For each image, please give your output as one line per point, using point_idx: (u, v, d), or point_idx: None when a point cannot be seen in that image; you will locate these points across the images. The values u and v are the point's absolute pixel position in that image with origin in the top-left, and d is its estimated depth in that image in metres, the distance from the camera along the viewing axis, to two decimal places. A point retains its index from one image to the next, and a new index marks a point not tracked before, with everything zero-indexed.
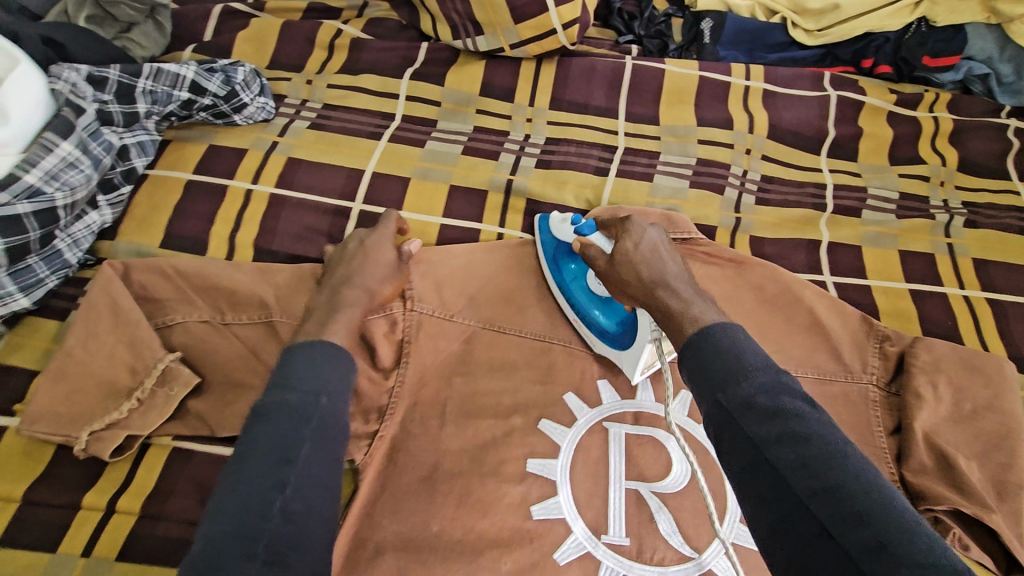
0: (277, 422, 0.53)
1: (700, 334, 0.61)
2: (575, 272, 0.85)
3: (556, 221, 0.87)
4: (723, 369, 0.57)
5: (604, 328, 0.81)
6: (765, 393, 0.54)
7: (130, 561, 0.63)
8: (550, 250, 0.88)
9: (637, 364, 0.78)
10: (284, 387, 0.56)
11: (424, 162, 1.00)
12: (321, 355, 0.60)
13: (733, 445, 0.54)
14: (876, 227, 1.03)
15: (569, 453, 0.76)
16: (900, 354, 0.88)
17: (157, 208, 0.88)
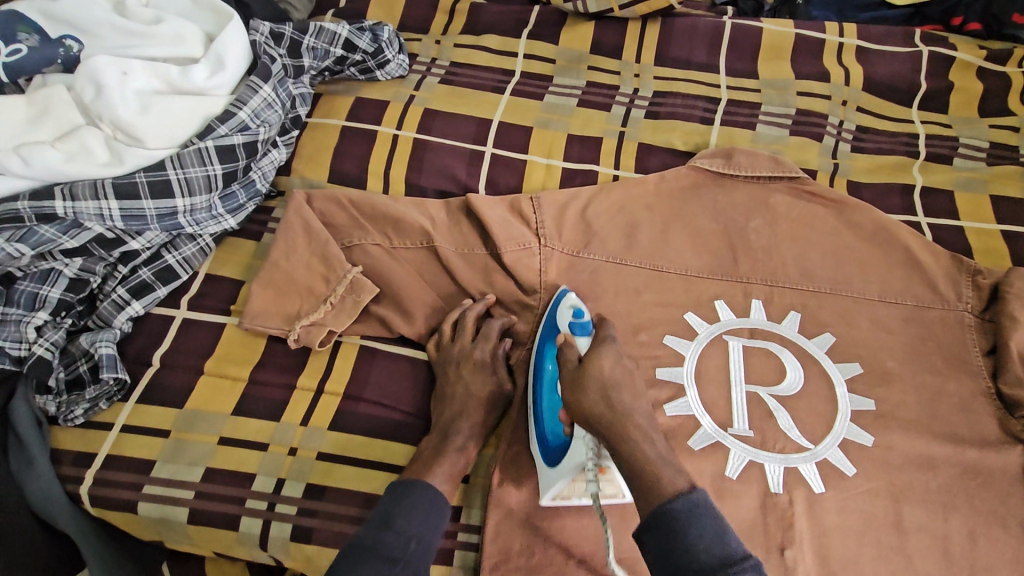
0: (390, 531, 0.63)
1: (684, 507, 0.59)
2: (548, 373, 0.79)
3: (562, 306, 0.82)
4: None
5: (542, 432, 0.76)
6: (750, 570, 0.55)
7: (338, 431, 0.77)
8: (545, 334, 0.82)
9: (549, 490, 0.73)
10: (403, 506, 0.65)
11: (544, 113, 1.09)
12: (426, 491, 0.67)
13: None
14: (967, 173, 1.09)
15: (693, 361, 0.87)
16: (992, 286, 0.94)
17: (321, 150, 1.00)
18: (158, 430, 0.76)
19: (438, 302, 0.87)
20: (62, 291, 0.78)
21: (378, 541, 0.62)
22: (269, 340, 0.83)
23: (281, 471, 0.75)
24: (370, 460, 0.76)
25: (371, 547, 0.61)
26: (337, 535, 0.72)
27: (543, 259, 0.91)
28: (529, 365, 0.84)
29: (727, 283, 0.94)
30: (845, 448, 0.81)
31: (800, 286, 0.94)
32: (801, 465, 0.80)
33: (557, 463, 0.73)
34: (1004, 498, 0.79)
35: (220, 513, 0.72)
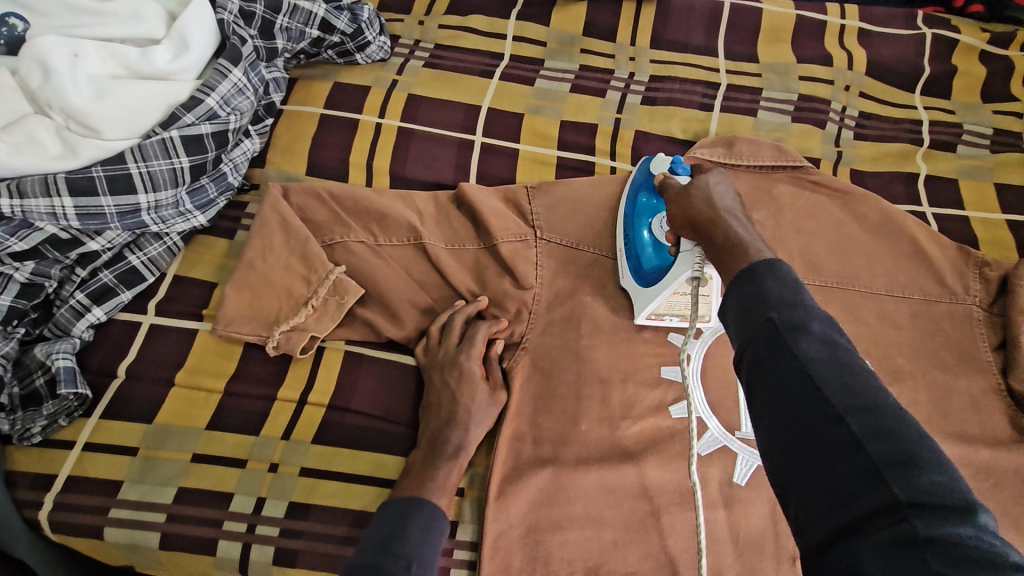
0: (388, 554, 0.57)
1: (761, 264, 0.55)
2: (641, 206, 0.83)
3: (659, 156, 0.83)
4: (789, 343, 0.49)
5: (635, 253, 0.81)
6: (818, 331, 0.49)
7: (323, 444, 0.72)
8: (637, 178, 0.86)
9: (645, 308, 0.79)
10: (400, 531, 0.60)
11: (536, 99, 1.04)
12: (424, 513, 0.63)
13: (767, 365, 0.49)
14: (972, 161, 1.06)
15: (699, 360, 0.82)
16: (1002, 278, 0.91)
17: (297, 141, 0.94)
18: (124, 448, 0.70)
19: (427, 302, 0.82)
20: (13, 297, 0.71)
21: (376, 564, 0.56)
22: (245, 347, 0.77)
23: (261, 489, 0.69)
24: (358, 475, 0.71)
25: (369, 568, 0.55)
26: (324, 556, 0.67)
27: (540, 256, 0.86)
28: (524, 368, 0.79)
29: None
30: None
31: (806, 280, 0.91)
32: None
33: (659, 278, 0.77)
34: (1017, 499, 0.77)
35: (195, 537, 0.67)
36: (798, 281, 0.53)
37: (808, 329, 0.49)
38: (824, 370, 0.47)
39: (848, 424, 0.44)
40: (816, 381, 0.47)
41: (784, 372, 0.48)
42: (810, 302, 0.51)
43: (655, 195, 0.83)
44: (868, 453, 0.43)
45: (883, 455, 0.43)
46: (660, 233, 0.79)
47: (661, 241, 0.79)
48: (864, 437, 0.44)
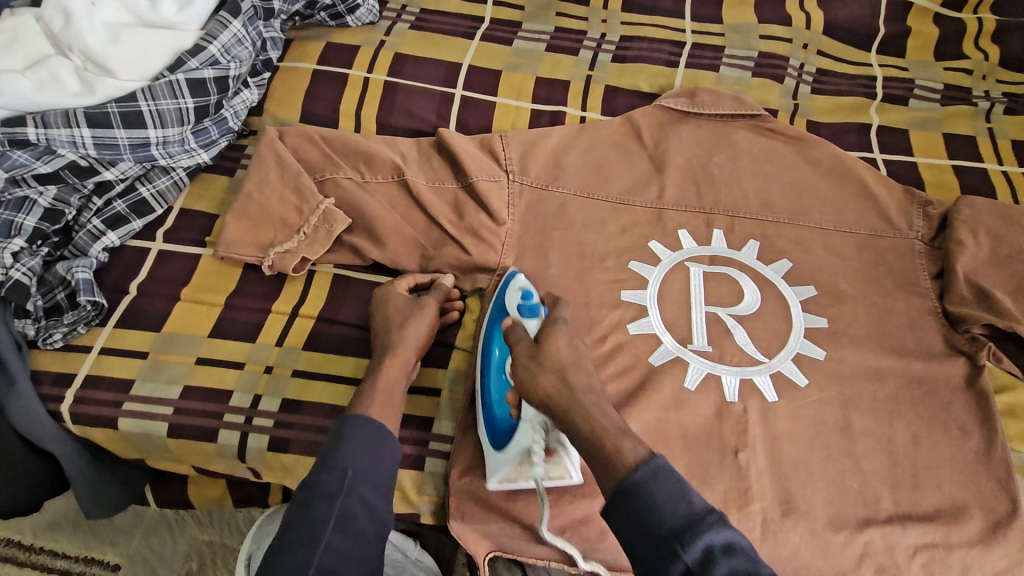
0: (326, 470, 0.62)
1: (646, 472, 0.58)
2: (493, 359, 0.79)
3: (511, 287, 0.83)
4: (647, 502, 0.56)
5: (489, 416, 0.76)
6: (722, 549, 0.53)
7: (311, 351, 0.80)
8: (492, 317, 0.82)
9: (499, 471, 0.73)
10: (340, 444, 0.64)
11: (513, 58, 1.12)
12: (357, 427, 0.66)
13: (630, 523, 0.56)
14: (922, 113, 1.14)
15: (656, 284, 0.90)
16: (942, 216, 0.98)
17: (293, 93, 1.02)
18: (136, 352, 0.79)
19: (408, 232, 0.89)
20: (37, 220, 0.80)
21: (315, 480, 0.61)
22: (243, 269, 0.85)
23: (258, 387, 0.77)
24: (344, 377, 0.79)
25: (310, 488, 0.61)
26: (312, 445, 0.75)
27: (511, 194, 0.96)
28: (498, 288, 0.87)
29: (689, 214, 0.97)
30: (799, 362, 0.84)
31: (759, 216, 0.98)
32: (756, 377, 0.83)
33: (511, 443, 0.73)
34: (946, 406, 0.83)
35: (199, 427, 0.75)
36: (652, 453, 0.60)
37: (660, 485, 0.57)
38: (673, 515, 0.55)
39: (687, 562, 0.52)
40: (669, 537, 0.54)
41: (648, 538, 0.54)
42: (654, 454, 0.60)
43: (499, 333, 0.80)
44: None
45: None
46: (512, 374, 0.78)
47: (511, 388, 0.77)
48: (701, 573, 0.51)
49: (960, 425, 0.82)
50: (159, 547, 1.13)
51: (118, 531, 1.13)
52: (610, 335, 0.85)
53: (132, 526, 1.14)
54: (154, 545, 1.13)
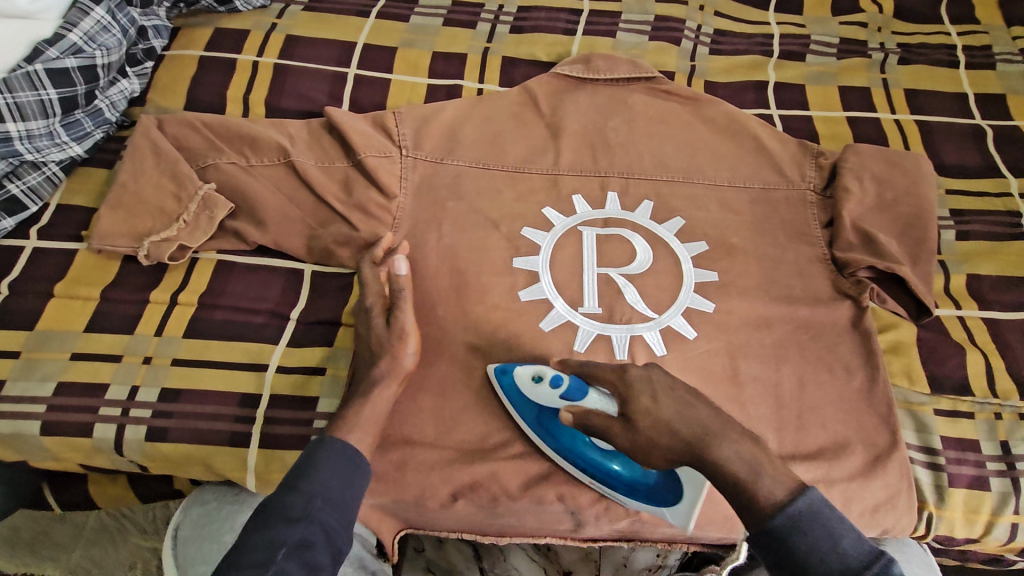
0: (294, 490, 0.60)
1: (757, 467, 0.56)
2: (579, 442, 0.74)
3: (524, 381, 0.74)
4: (737, 477, 0.57)
5: (622, 486, 0.73)
6: (812, 526, 0.54)
7: (192, 339, 0.79)
8: (532, 414, 0.76)
9: (690, 520, 0.69)
10: (316, 466, 0.62)
11: (409, 34, 1.11)
12: (337, 450, 0.64)
13: (735, 489, 0.57)
14: (818, 68, 1.16)
15: (549, 250, 0.90)
16: (833, 166, 1.00)
17: (176, 80, 1.00)
18: (8, 352, 0.76)
19: (294, 213, 0.88)
20: None
21: (280, 503, 0.59)
22: (123, 262, 0.84)
23: (136, 378, 0.76)
24: (227, 363, 0.78)
25: (275, 508, 0.59)
26: (194, 431, 0.74)
27: (404, 170, 0.95)
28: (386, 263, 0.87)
29: (584, 178, 0.98)
30: (689, 316, 0.86)
31: (655, 177, 0.99)
32: (646, 332, 0.85)
33: (678, 495, 0.69)
34: (832, 348, 0.86)
35: (75, 423, 0.73)
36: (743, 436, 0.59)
37: (760, 459, 0.57)
38: (767, 488, 0.56)
39: (776, 525, 0.54)
40: (800, 555, 0.53)
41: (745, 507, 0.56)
42: (744, 436, 0.59)
43: (555, 428, 0.74)
44: (804, 565, 0.53)
45: (822, 572, 0.52)
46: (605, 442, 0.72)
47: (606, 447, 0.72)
48: (787, 534, 0.54)
49: (844, 365, 0.85)
50: (101, 558, 1.08)
51: (57, 545, 1.08)
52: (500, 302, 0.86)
53: (72, 539, 1.08)
54: (94, 556, 1.08)
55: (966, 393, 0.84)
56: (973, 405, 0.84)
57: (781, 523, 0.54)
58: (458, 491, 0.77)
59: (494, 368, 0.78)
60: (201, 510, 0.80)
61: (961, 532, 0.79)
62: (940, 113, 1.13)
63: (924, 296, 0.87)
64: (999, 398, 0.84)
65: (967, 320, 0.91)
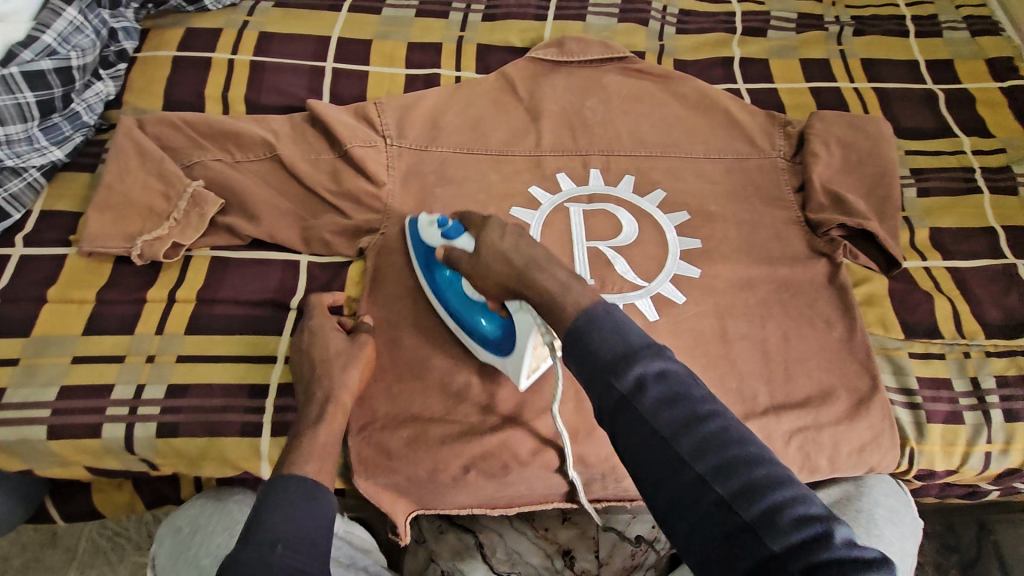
0: (249, 543, 0.54)
1: (587, 319, 0.55)
2: (447, 280, 0.79)
3: (424, 225, 0.79)
4: (637, 400, 0.51)
5: (472, 331, 0.77)
6: (655, 377, 0.52)
7: (194, 335, 0.79)
8: (421, 255, 0.82)
9: (519, 373, 0.74)
10: (270, 509, 0.57)
11: (383, 27, 1.12)
12: (281, 494, 0.58)
13: (630, 422, 0.51)
14: (780, 43, 1.21)
15: (539, 228, 0.93)
16: (800, 133, 1.05)
17: (152, 82, 0.99)
18: (5, 360, 0.76)
19: (284, 205, 0.88)
20: None
21: (238, 558, 0.52)
22: (115, 264, 0.83)
23: (141, 377, 0.76)
24: (232, 355, 0.78)
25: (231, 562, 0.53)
26: (203, 424, 0.74)
27: (390, 158, 0.97)
28: (377, 249, 0.87)
29: (566, 157, 1.01)
30: (677, 282, 0.90)
31: (633, 153, 1.02)
32: (637, 300, 0.88)
33: (513, 346, 0.73)
34: (811, 304, 0.91)
35: (81, 425, 0.73)
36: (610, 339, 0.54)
37: (664, 385, 0.52)
38: (669, 420, 0.50)
39: (623, 388, 0.52)
40: (606, 371, 0.53)
41: (641, 429, 0.51)
42: (658, 359, 0.53)
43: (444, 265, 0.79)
44: (643, 412, 0.51)
45: (653, 402, 0.51)
46: (474, 293, 0.76)
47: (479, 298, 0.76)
48: (714, 472, 0.48)
49: (824, 318, 0.90)
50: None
51: (51, 568, 1.05)
52: None
53: (66, 561, 1.06)
54: None
55: (936, 336, 0.90)
56: (944, 346, 0.90)
57: (707, 465, 0.49)
58: (469, 464, 0.78)
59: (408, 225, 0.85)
60: (176, 537, 0.77)
61: (942, 464, 0.84)
62: (895, 79, 1.19)
63: (891, 249, 0.93)
64: (967, 338, 0.90)
65: (933, 269, 0.97)
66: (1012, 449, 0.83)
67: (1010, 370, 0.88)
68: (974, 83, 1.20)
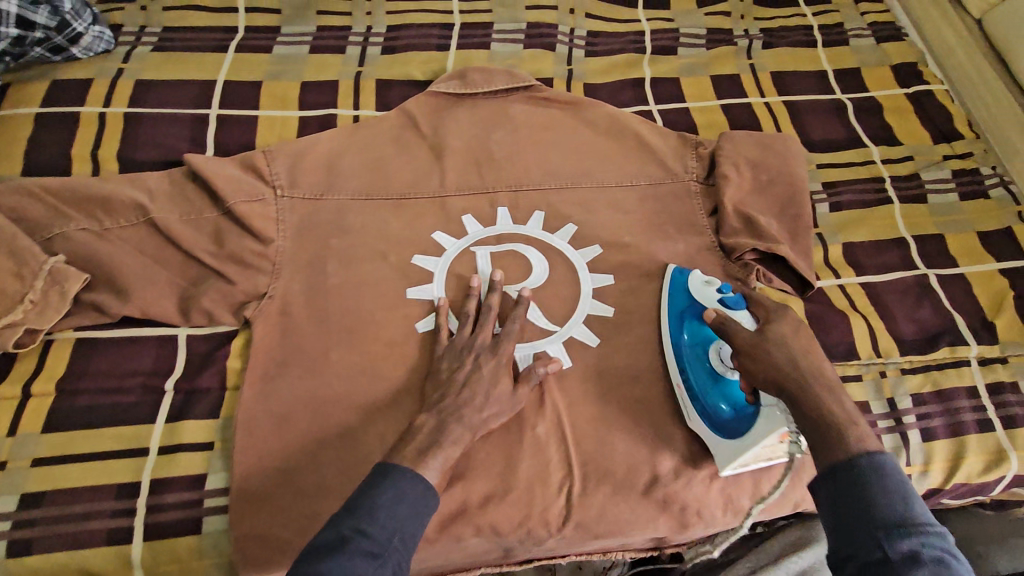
0: (374, 520, 0.59)
1: (863, 455, 0.58)
2: (688, 344, 0.82)
3: (697, 283, 0.86)
4: (833, 415, 0.62)
5: (705, 408, 0.78)
6: (889, 478, 0.56)
7: (55, 432, 0.73)
8: (679, 306, 0.86)
9: (733, 462, 0.76)
10: (396, 495, 0.62)
11: (274, 66, 1.06)
12: (412, 484, 0.63)
13: (816, 420, 0.62)
14: (690, 60, 1.20)
15: (443, 276, 0.88)
16: (711, 154, 1.03)
17: (11, 144, 0.91)
18: None
19: (159, 275, 0.82)
20: None
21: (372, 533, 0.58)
22: None
23: None
24: (100, 453, 0.72)
25: (349, 538, 0.57)
26: (64, 534, 0.68)
27: (280, 211, 0.90)
28: (266, 317, 0.82)
29: (472, 196, 0.96)
30: (590, 324, 0.87)
31: (542, 186, 0.98)
32: (548, 347, 0.85)
33: (745, 433, 0.74)
34: None
35: None
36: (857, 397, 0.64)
37: (854, 412, 0.62)
38: (856, 429, 0.60)
39: (864, 479, 0.56)
40: (856, 461, 0.57)
41: (826, 433, 0.61)
42: (860, 400, 0.64)
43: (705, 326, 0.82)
44: (873, 506, 0.55)
45: (888, 507, 0.54)
46: (725, 368, 0.77)
47: (725, 374, 0.78)
48: (867, 470, 0.57)
49: None
50: None
51: None
52: (398, 337, 0.83)
53: None
54: None
55: (854, 357, 0.89)
56: (860, 367, 0.89)
57: (865, 461, 0.57)
58: None
59: (672, 266, 0.90)
60: None
61: None
62: (805, 92, 1.19)
63: (804, 271, 0.92)
64: (883, 356, 0.90)
65: (847, 287, 0.96)
66: (930, 469, 0.83)
67: (924, 387, 0.88)
68: (881, 91, 1.20)
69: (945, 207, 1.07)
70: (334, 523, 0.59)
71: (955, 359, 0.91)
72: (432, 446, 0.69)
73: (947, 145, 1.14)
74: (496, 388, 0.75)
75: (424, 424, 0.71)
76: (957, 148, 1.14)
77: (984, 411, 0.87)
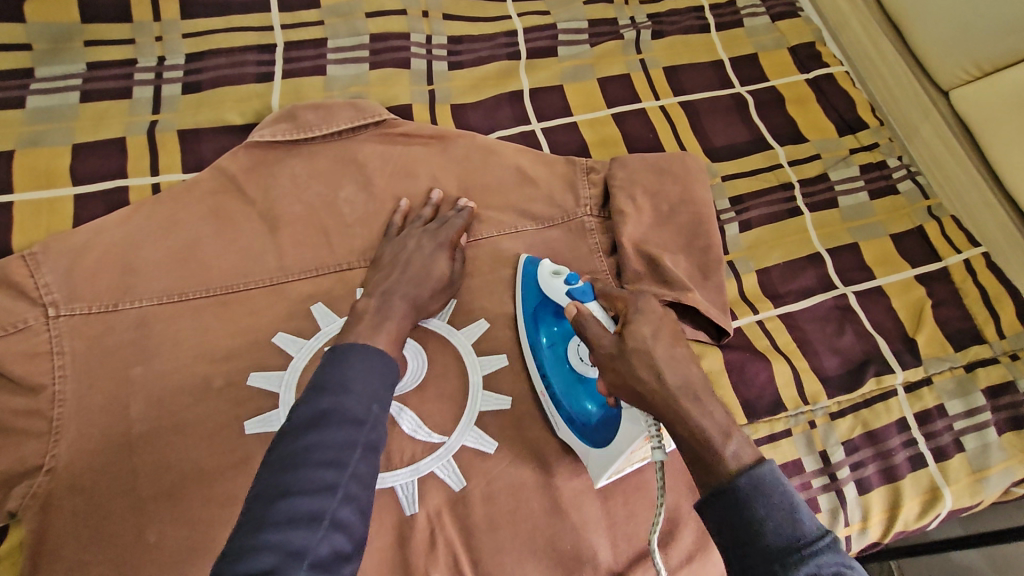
0: (346, 392, 0.53)
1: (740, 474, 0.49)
2: (549, 339, 0.72)
3: (545, 274, 0.72)
4: (752, 520, 0.47)
5: (572, 414, 0.69)
6: (770, 493, 0.47)
7: None
8: (533, 304, 0.74)
9: (604, 471, 0.66)
10: (356, 370, 0.55)
11: (32, 126, 0.80)
12: (376, 357, 0.56)
13: (727, 528, 0.48)
14: (572, 62, 1.03)
15: (290, 395, 0.69)
16: (604, 181, 0.88)
17: None
18: None
19: None
20: None
21: (341, 405, 0.52)
22: None
23: None
24: None
25: (332, 411, 0.51)
26: None
27: (53, 339, 0.67)
28: (41, 505, 0.62)
29: (321, 278, 0.76)
30: (484, 425, 0.72)
31: None
32: (434, 467, 0.69)
33: (610, 439, 0.65)
34: None
35: None
36: (763, 459, 0.50)
37: (770, 500, 0.47)
38: (775, 534, 0.46)
39: (738, 498, 0.48)
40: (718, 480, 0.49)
41: (751, 558, 0.46)
42: (763, 461, 0.49)
43: (565, 319, 0.72)
44: (757, 530, 0.46)
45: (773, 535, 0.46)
46: (585, 367, 0.68)
47: (586, 375, 0.68)
48: (748, 507, 0.47)
49: None
50: None
51: None
52: (237, 492, 0.64)
53: None
54: None
55: (780, 410, 0.81)
56: (788, 420, 0.81)
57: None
58: None
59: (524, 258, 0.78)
60: None
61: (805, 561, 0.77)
62: (702, 87, 1.06)
63: (718, 319, 0.79)
64: (809, 404, 0.81)
65: (766, 322, 0.87)
66: (869, 525, 0.78)
67: (854, 431, 0.82)
68: (782, 79, 1.09)
69: (856, 210, 0.99)
70: (306, 400, 0.52)
71: (882, 391, 0.84)
72: (383, 321, 0.65)
73: (852, 137, 1.06)
74: (436, 266, 0.74)
75: (367, 306, 0.66)
76: (862, 140, 1.05)
77: (914, 446, 0.82)
